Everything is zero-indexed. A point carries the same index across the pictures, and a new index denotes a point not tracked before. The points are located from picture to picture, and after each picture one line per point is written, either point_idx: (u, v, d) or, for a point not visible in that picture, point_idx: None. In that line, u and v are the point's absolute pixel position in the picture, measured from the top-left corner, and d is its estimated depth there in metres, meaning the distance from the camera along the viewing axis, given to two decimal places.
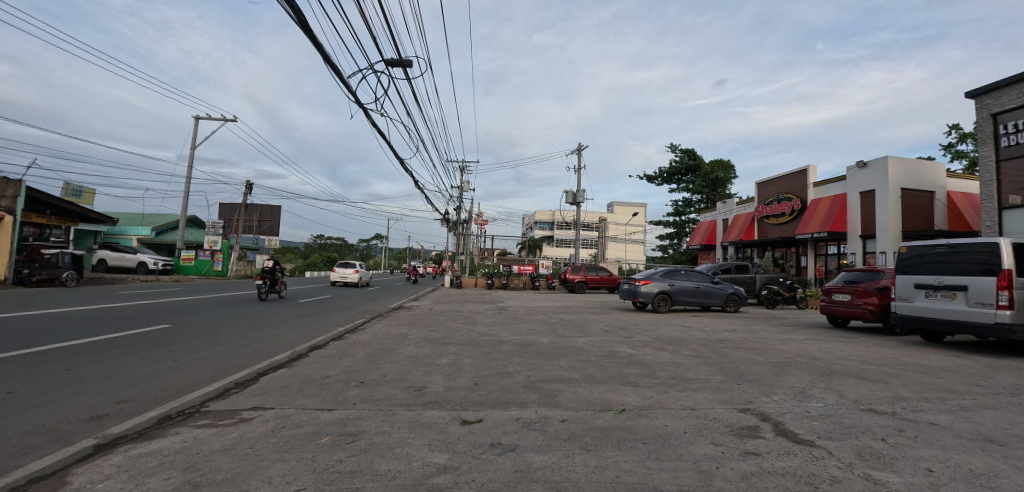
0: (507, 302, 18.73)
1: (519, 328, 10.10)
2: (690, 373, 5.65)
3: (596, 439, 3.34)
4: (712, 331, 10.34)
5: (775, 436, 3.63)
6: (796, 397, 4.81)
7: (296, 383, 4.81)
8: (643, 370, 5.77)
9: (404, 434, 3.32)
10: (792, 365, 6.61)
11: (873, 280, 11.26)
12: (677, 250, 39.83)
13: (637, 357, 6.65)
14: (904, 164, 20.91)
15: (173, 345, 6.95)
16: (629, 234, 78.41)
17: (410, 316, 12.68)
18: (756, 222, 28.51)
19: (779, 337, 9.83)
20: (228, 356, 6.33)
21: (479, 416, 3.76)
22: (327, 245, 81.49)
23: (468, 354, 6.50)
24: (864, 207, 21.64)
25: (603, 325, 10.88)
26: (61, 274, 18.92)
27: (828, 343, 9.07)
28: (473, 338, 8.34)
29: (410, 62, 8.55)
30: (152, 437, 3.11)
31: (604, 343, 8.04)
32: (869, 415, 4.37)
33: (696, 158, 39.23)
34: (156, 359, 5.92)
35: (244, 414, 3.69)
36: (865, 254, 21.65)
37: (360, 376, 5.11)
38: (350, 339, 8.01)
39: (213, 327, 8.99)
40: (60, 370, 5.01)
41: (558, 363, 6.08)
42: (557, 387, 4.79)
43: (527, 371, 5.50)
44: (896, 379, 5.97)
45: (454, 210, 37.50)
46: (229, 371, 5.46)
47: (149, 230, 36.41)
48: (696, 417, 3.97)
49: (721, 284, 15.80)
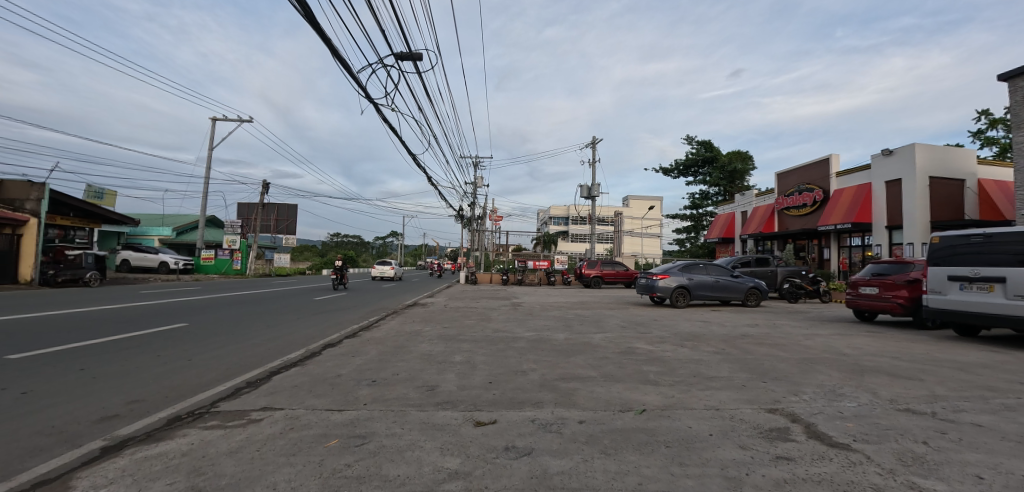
0: (521, 298, 18.58)
1: (534, 324, 9.94)
2: (712, 371, 5.40)
3: (615, 442, 3.17)
4: (733, 326, 10.03)
5: (807, 439, 3.41)
6: (827, 396, 4.54)
7: (308, 382, 4.77)
8: (663, 367, 5.56)
9: (415, 436, 3.21)
10: (819, 361, 6.31)
11: (902, 272, 10.76)
12: (693, 243, 39.14)
13: (656, 354, 6.43)
14: (932, 151, 20.02)
15: (190, 342, 7.07)
16: (644, 228, 77.38)
17: (425, 312, 12.64)
18: (776, 213, 27.75)
19: (803, 332, 9.47)
20: (242, 354, 6.38)
21: (493, 416, 3.63)
22: (343, 243, 82.54)
23: (482, 351, 6.38)
24: (890, 196, 20.82)
25: (619, 320, 10.66)
26: (85, 275, 19.47)
27: (856, 338, 8.68)
28: (487, 335, 8.21)
29: (420, 54, 8.41)
30: (160, 439, 3.21)
31: (622, 339, 7.83)
32: (907, 416, 4.08)
33: (713, 149, 38.36)
34: (171, 358, 6.04)
35: (253, 414, 3.69)
36: (891, 245, 20.86)
37: (372, 374, 5.03)
38: (365, 336, 7.99)
39: (231, 325, 9.15)
40: (76, 371, 5.17)
41: (574, 360, 5.91)
42: (574, 386, 4.62)
43: (542, 368, 5.35)
44: (932, 376, 5.62)
45: (468, 206, 37.48)
46: (242, 369, 5.49)
47: (170, 230, 37.29)
48: (721, 418, 3.76)
49: (741, 278, 15.38)
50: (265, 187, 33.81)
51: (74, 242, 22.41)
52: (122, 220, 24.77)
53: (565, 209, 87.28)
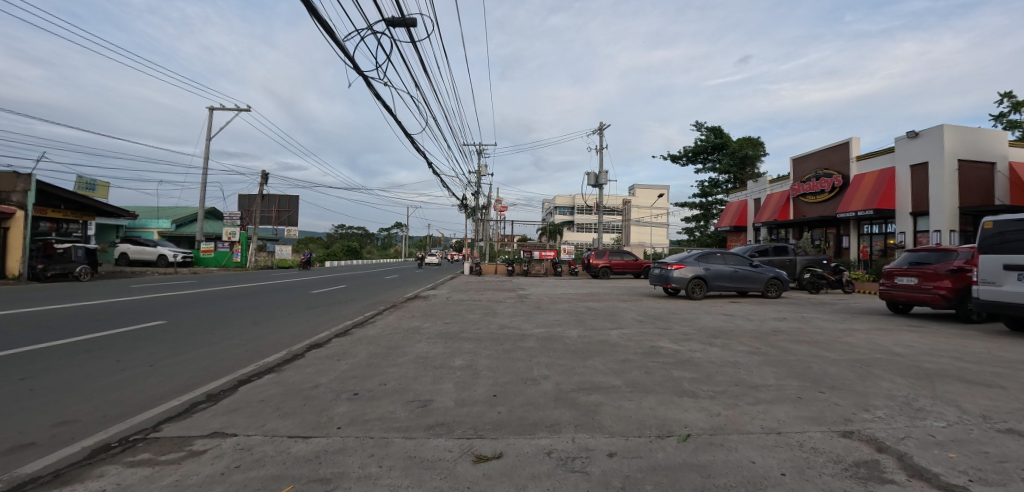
0: (528, 290, 17.74)
1: (543, 319, 9.11)
2: (756, 378, 4.58)
3: (661, 489, 2.37)
4: (760, 321, 9.18)
5: (910, 481, 2.60)
6: (906, 414, 3.72)
7: (279, 394, 4.05)
8: (698, 373, 4.75)
9: (396, 480, 2.43)
10: (874, 364, 5.47)
11: (944, 261, 9.80)
12: (703, 232, 38.07)
13: (685, 356, 5.61)
14: (962, 132, 18.81)
15: (157, 343, 6.40)
16: (652, 217, 76.33)
17: (426, 306, 11.92)
18: (792, 200, 26.70)
19: (840, 327, 8.63)
20: (213, 357, 5.67)
21: (499, 447, 2.83)
22: (348, 234, 81.97)
23: (486, 354, 5.57)
24: (916, 180, 19.67)
25: (636, 314, 9.82)
26: (75, 269, 18.95)
27: (902, 334, 7.80)
28: (492, 332, 7.44)
29: (414, 20, 7.47)
30: (65, 482, 2.58)
31: (642, 336, 7.02)
32: (1016, 440, 3.26)
33: (723, 136, 37.18)
34: (132, 362, 5.38)
35: (197, 444, 3.05)
36: (915, 233, 19.84)
37: (355, 384, 4.25)
38: (358, 334, 7.28)
39: (214, 322, 8.44)
40: (12, 381, 4.49)
41: (591, 364, 5.10)
42: (597, 400, 3.79)
43: (556, 375, 4.56)
44: (1014, 383, 4.77)
45: (471, 196, 36.58)
46: (206, 377, 4.78)
47: (168, 223, 36.75)
48: (790, 448, 2.94)
49: (761, 267, 14.52)
50: (265, 179, 33.02)
51: (70, 235, 22.01)
52: (117, 213, 24.13)
53: (571, 199, 86.29)
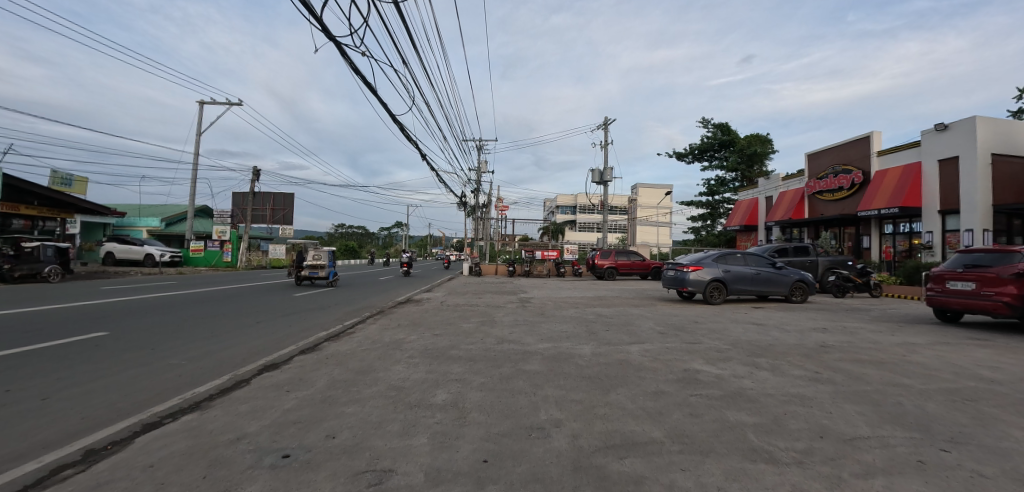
0: (530, 293, 16.50)
1: (548, 329, 7.93)
2: (845, 425, 3.38)
3: None
4: (798, 332, 7.93)
5: None
6: None
7: (178, 454, 2.86)
8: (762, 416, 3.52)
9: None
10: (977, 399, 4.25)
11: (1004, 263, 8.51)
12: (710, 232, 36.85)
13: (732, 386, 4.38)
14: (995, 124, 17.54)
15: (73, 365, 5.18)
16: (657, 217, 74.97)
17: (418, 312, 10.75)
18: (807, 198, 25.48)
19: (894, 340, 7.38)
20: (132, 387, 4.47)
21: None
22: (348, 234, 80.96)
23: (479, 383, 4.36)
24: (946, 176, 18.39)
25: (653, 323, 8.58)
26: (44, 269, 17.68)
27: (977, 351, 6.55)
28: (488, 348, 6.22)
29: None
30: None
31: (670, 355, 5.78)
32: None
33: (731, 132, 35.90)
34: (25, 393, 4.19)
35: None
36: (943, 233, 18.55)
37: (293, 437, 3.05)
38: (328, 350, 6.11)
39: (169, 333, 7.34)
40: None
41: (616, 400, 3.88)
42: (636, 470, 2.57)
43: (573, 419, 3.38)
44: None
45: (470, 194, 35.21)
46: (106, 421, 3.58)
47: (159, 221, 35.74)
48: None
49: (785, 270, 13.30)
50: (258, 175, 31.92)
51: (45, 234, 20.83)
52: (101, 211, 23.06)
53: (573, 198, 85.40)
